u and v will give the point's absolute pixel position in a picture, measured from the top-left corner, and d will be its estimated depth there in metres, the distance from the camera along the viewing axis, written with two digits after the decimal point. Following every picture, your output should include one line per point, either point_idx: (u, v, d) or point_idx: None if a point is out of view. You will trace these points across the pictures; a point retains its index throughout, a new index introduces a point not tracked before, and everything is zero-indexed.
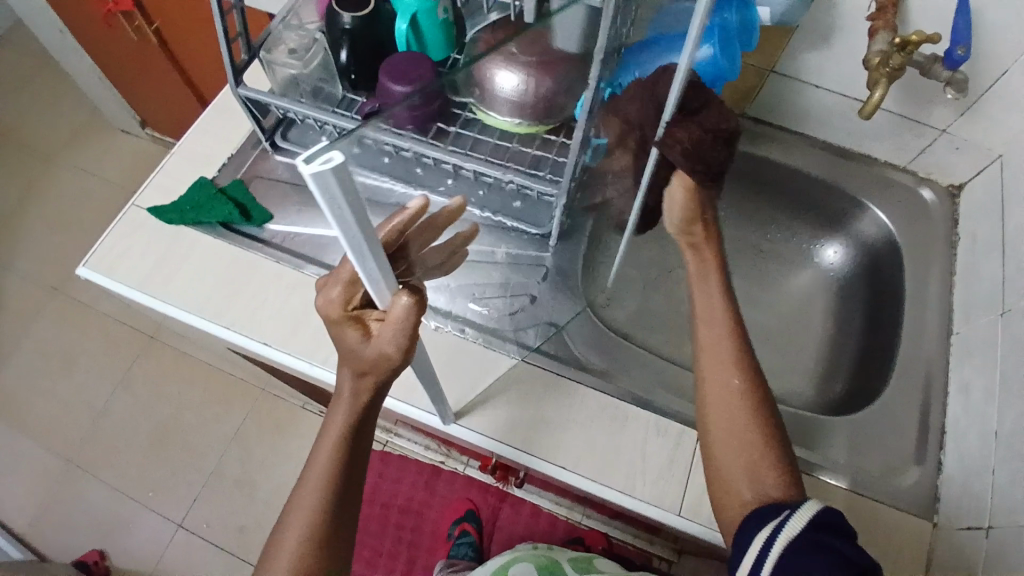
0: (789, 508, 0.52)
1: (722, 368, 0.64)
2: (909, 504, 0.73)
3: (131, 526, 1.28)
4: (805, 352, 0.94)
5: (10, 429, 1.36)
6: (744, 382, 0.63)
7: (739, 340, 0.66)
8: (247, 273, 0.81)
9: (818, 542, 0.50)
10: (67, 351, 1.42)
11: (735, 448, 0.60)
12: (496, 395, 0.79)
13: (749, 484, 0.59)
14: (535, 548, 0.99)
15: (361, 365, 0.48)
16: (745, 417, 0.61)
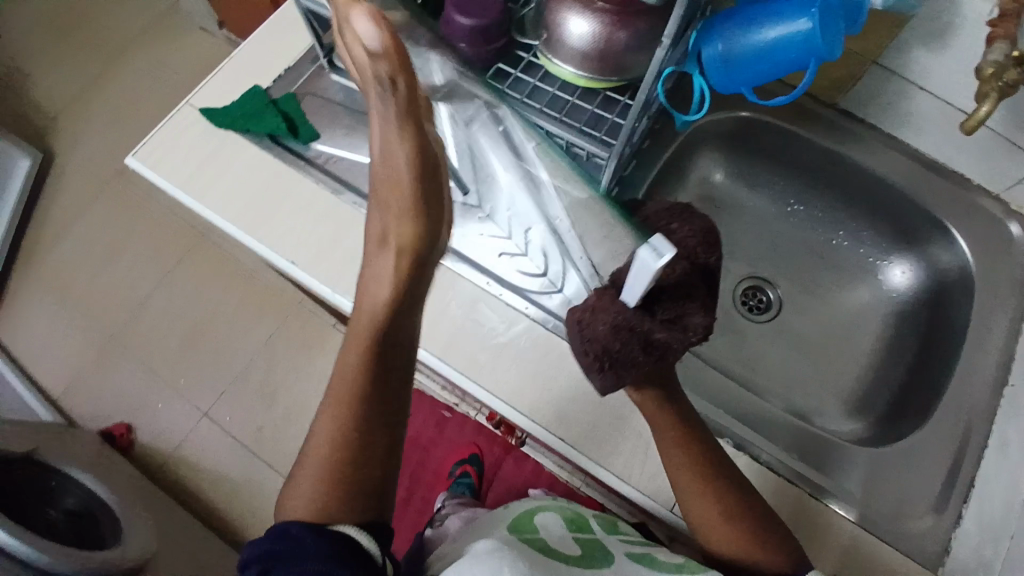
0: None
1: (701, 482, 0.63)
2: (913, 551, 0.71)
3: (160, 408, 1.35)
4: (845, 371, 0.89)
5: (64, 298, 1.44)
6: (705, 472, 0.63)
7: (692, 443, 0.64)
8: (285, 189, 0.81)
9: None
10: (121, 235, 1.47)
11: (729, 527, 0.62)
12: (510, 356, 0.76)
13: (766, 556, 0.61)
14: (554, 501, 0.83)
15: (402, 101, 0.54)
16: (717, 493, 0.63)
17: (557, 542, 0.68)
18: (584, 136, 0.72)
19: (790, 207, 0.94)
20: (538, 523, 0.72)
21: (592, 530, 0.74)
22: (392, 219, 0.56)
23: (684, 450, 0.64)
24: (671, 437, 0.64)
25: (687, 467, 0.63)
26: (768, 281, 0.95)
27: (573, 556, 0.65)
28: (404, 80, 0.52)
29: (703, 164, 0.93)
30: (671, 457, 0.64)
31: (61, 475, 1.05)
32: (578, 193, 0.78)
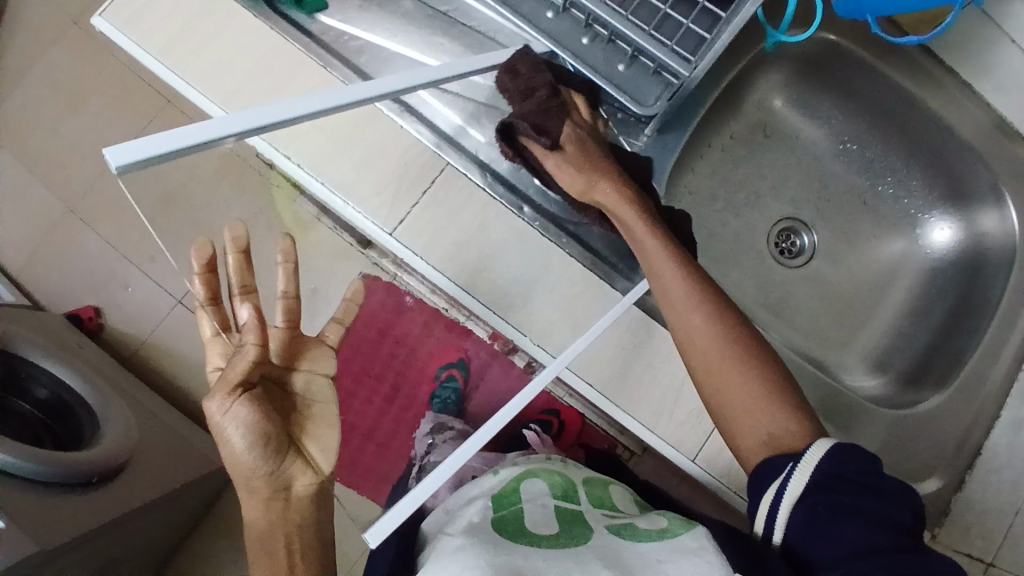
0: (793, 461, 0.52)
1: (722, 354, 0.59)
2: None
3: (127, 290, 1.23)
4: (870, 326, 0.86)
5: (18, 163, 1.29)
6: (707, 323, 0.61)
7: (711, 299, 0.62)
8: (289, 73, 0.69)
9: (826, 496, 0.49)
10: (78, 90, 1.27)
11: (747, 389, 0.58)
12: (548, 291, 0.70)
13: (769, 419, 0.57)
14: (546, 461, 0.79)
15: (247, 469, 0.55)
16: (715, 343, 0.60)
17: (535, 516, 0.64)
18: (658, 42, 0.64)
19: (842, 146, 0.87)
20: (523, 483, 0.71)
21: (584, 497, 0.70)
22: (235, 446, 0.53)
23: (711, 327, 0.61)
24: (670, 282, 0.63)
25: (733, 345, 0.60)
26: (805, 224, 0.89)
27: (547, 535, 0.60)
28: (252, 338, 0.51)
29: (764, 86, 0.86)
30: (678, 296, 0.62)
31: (29, 368, 1.01)
32: (634, 109, 0.69)
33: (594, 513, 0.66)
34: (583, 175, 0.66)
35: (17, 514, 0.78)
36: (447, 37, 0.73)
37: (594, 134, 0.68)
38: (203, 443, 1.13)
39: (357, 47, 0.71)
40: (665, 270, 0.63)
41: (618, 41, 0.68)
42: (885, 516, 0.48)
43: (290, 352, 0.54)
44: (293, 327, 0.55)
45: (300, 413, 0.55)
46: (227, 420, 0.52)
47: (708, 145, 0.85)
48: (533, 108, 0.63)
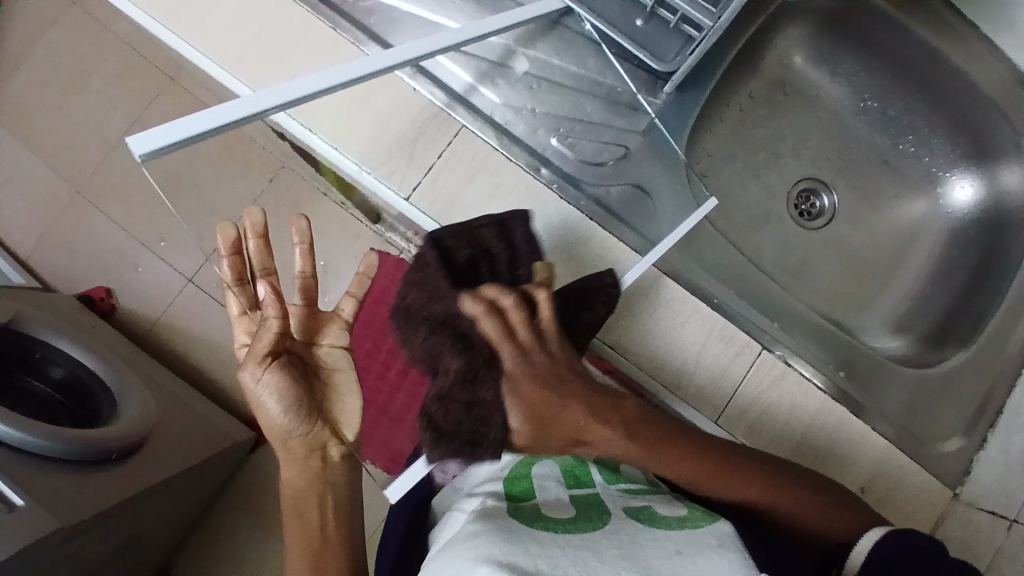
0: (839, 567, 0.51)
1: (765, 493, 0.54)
2: (937, 472, 0.72)
3: (138, 271, 1.23)
4: (893, 285, 0.84)
5: (20, 146, 1.27)
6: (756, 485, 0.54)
7: (728, 465, 0.54)
8: (299, 32, 0.67)
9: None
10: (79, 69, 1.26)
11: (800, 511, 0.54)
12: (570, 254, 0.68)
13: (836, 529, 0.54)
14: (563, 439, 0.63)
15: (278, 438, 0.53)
16: (767, 480, 0.55)
17: (550, 499, 0.55)
18: None
19: (863, 103, 0.85)
20: None
21: (598, 474, 0.60)
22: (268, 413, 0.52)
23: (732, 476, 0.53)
24: (699, 474, 0.53)
25: (756, 476, 0.54)
26: (827, 184, 0.86)
27: (561, 520, 0.51)
28: (274, 311, 0.50)
29: (784, 42, 0.84)
30: (710, 481, 0.53)
31: (45, 347, 1.01)
32: (654, 65, 0.68)
33: (611, 493, 0.57)
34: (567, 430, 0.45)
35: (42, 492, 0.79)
36: None
37: (552, 360, 0.45)
38: (219, 420, 1.13)
39: (367, 8, 0.68)
40: (656, 463, 0.51)
41: None
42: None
43: (309, 327, 0.52)
44: (311, 302, 0.52)
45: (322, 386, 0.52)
46: (261, 389, 0.51)
47: (727, 104, 0.83)
48: (455, 417, 0.41)
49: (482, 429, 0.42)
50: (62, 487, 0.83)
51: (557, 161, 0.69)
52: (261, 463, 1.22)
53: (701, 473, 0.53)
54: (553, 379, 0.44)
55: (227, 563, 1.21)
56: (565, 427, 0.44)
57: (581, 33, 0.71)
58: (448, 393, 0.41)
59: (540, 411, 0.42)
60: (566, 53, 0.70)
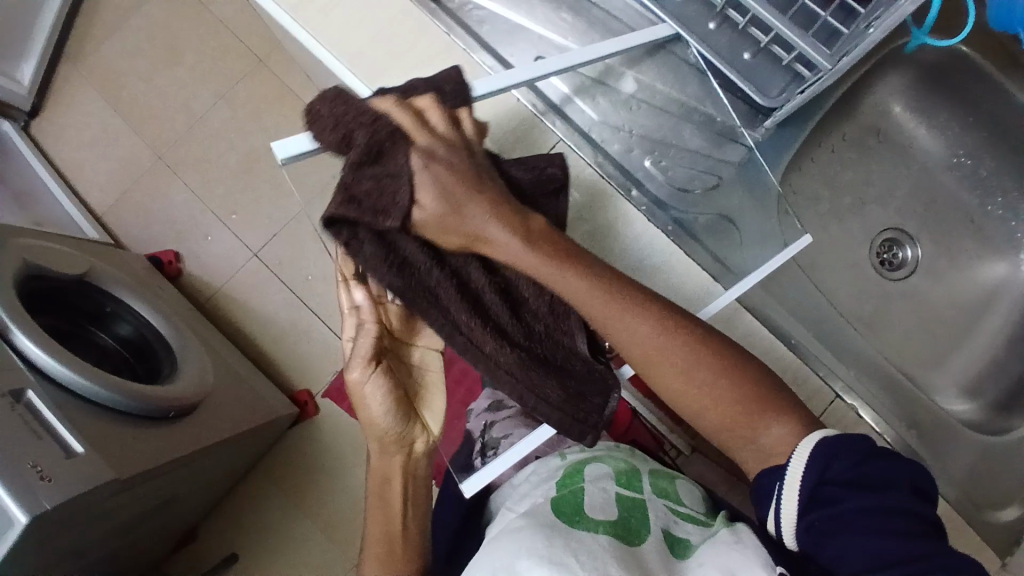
0: (780, 480, 0.46)
1: (651, 350, 0.49)
2: (982, 533, 0.72)
3: (208, 240, 1.27)
4: (968, 347, 0.82)
5: (108, 107, 1.33)
6: (684, 355, 0.49)
7: (663, 331, 0.49)
8: (417, 37, 0.70)
9: (825, 513, 0.43)
10: (174, 42, 1.31)
11: (701, 404, 0.49)
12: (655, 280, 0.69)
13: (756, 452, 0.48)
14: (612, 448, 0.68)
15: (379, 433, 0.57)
16: (695, 368, 0.49)
17: (593, 499, 0.54)
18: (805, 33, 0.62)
19: (955, 159, 0.84)
20: (589, 467, 0.60)
21: (648, 486, 0.60)
22: (372, 410, 0.55)
23: (621, 313, 0.49)
24: (620, 321, 0.49)
25: (658, 322, 0.49)
26: (909, 236, 0.86)
27: (606, 524, 0.50)
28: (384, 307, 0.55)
29: (882, 90, 0.83)
30: (624, 332, 0.49)
31: (116, 303, 1.05)
32: (758, 98, 0.68)
33: (656, 505, 0.56)
34: (460, 220, 0.46)
35: (100, 439, 0.82)
36: (571, 12, 0.72)
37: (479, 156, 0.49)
38: (268, 392, 1.16)
39: (479, 17, 0.72)
40: (572, 276, 0.48)
41: (752, 27, 0.68)
42: (892, 507, 0.42)
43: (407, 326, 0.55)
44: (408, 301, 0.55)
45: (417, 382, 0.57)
46: (367, 387, 0.54)
47: (817, 146, 0.83)
48: (370, 179, 0.42)
49: (388, 200, 0.43)
50: (119, 436, 0.86)
51: (648, 186, 0.71)
52: (299, 440, 1.23)
53: (608, 311, 0.49)
54: (466, 167, 0.46)
55: (251, 535, 1.22)
56: (468, 230, 0.46)
57: (686, 60, 0.70)
58: (337, 120, 0.43)
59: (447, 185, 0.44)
60: (671, 79, 0.70)
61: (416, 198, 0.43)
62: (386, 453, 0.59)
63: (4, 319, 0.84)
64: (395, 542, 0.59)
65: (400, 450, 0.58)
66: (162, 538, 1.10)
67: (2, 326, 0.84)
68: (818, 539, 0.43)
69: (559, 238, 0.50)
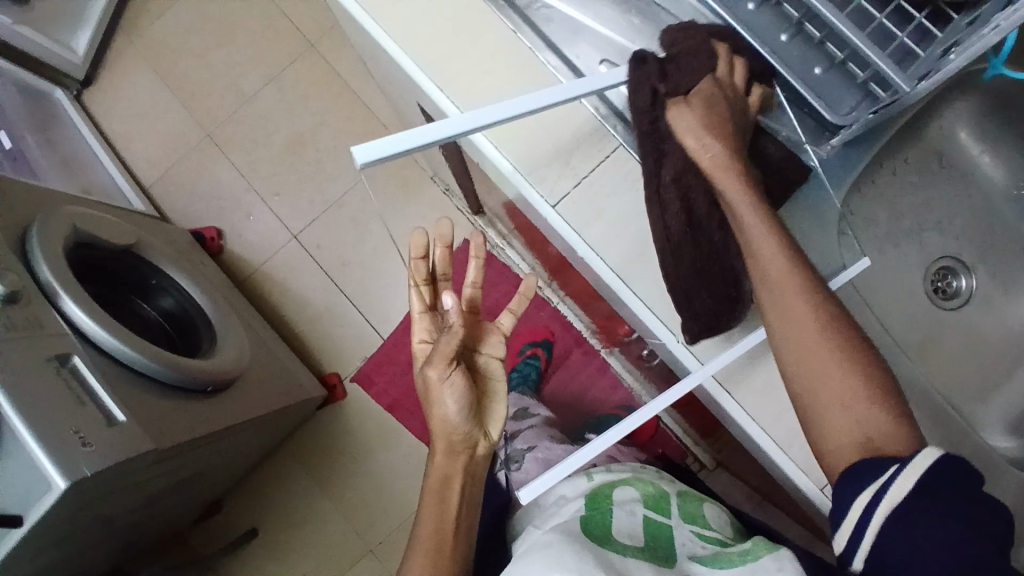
0: (898, 462, 0.46)
1: (790, 284, 0.56)
2: None
3: (249, 219, 1.29)
4: (1017, 382, 0.80)
5: (161, 82, 1.35)
6: (825, 328, 0.54)
7: (816, 303, 0.55)
8: (485, 33, 0.69)
9: (933, 505, 0.44)
10: (230, 21, 1.33)
11: (810, 352, 0.54)
12: None
13: (847, 431, 0.51)
14: (645, 467, 0.69)
15: (450, 434, 0.58)
16: (829, 342, 0.53)
17: (621, 525, 0.56)
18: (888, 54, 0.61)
19: (1015, 190, 0.82)
20: (616, 490, 0.62)
21: (675, 509, 0.61)
22: (446, 409, 0.56)
23: (790, 263, 0.56)
24: (773, 261, 0.57)
25: (808, 295, 0.55)
26: (965, 267, 0.84)
27: (635, 551, 0.53)
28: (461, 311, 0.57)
29: (946, 115, 0.82)
30: (773, 269, 0.56)
31: (161, 275, 1.07)
32: (828, 115, 0.66)
33: (684, 531, 0.58)
34: (704, 127, 0.58)
35: (137, 408, 0.83)
36: (640, 16, 0.71)
37: (740, 110, 0.61)
38: (299, 373, 1.17)
39: (547, 15, 0.71)
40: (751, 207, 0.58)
41: (828, 43, 0.66)
42: (988, 530, 0.44)
43: (475, 333, 0.60)
44: (474, 311, 0.61)
45: (482, 387, 0.60)
46: (446, 387, 0.56)
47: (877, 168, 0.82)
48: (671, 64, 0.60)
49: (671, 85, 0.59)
50: (155, 406, 0.87)
51: None
52: (327, 423, 1.24)
53: (770, 246, 0.57)
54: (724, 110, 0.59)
55: (273, 513, 1.23)
56: (704, 138, 0.58)
57: None
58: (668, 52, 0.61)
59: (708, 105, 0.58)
60: None
61: (690, 96, 0.58)
62: (451, 454, 0.58)
63: (53, 283, 0.85)
64: (447, 539, 0.55)
65: (464, 451, 0.59)
66: (188, 511, 1.12)
67: (53, 290, 0.85)
68: (901, 526, 0.45)
69: (769, 212, 0.59)
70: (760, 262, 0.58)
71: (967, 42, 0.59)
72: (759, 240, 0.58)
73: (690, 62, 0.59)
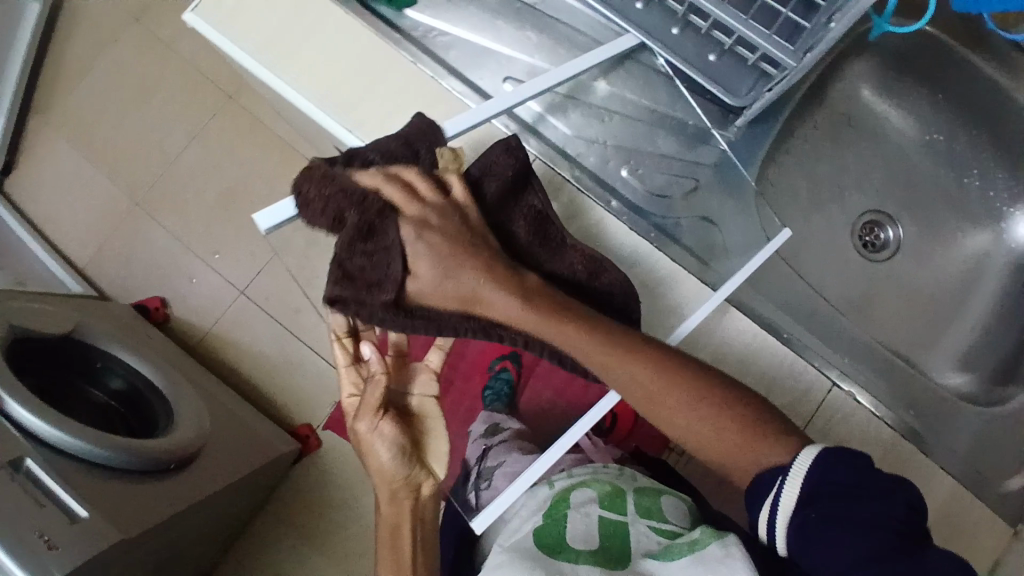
0: (782, 475, 0.48)
1: (628, 370, 0.52)
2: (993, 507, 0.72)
3: (192, 281, 1.26)
4: (955, 321, 0.82)
5: (81, 158, 1.32)
6: (671, 391, 0.52)
7: (655, 370, 0.52)
8: (382, 69, 0.67)
9: (824, 508, 0.45)
10: (142, 85, 1.30)
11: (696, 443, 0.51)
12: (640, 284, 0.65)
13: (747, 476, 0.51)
14: (607, 467, 0.69)
15: (389, 476, 0.61)
16: (688, 408, 0.51)
17: (577, 530, 0.58)
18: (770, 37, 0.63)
19: (928, 136, 0.85)
20: (574, 496, 0.62)
21: (631, 506, 0.62)
22: (382, 458, 0.60)
23: (619, 355, 0.52)
24: (606, 362, 0.52)
25: (646, 368, 0.52)
26: (891, 218, 0.86)
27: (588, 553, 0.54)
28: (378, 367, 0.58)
29: (849, 75, 0.85)
30: (613, 371, 0.52)
31: (106, 357, 1.05)
32: (727, 99, 0.69)
33: (640, 526, 0.59)
34: (454, 281, 0.49)
35: (104, 499, 0.82)
36: (536, 30, 0.72)
37: (457, 219, 0.52)
38: (266, 431, 1.15)
39: (446, 42, 0.70)
40: (552, 325, 0.52)
41: (714, 30, 0.68)
42: (887, 519, 0.44)
43: (404, 375, 0.60)
44: (401, 353, 0.59)
45: (418, 429, 0.61)
46: (375, 437, 0.59)
47: (792, 137, 0.84)
48: (364, 256, 0.47)
49: (382, 272, 0.48)
50: (121, 495, 0.85)
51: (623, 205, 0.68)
52: (304, 474, 1.22)
53: (600, 347, 0.52)
54: (461, 237, 0.50)
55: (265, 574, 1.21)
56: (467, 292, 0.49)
57: (655, 67, 0.71)
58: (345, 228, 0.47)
59: (445, 262, 0.49)
60: (643, 90, 0.70)
61: (409, 265, 0.48)
62: (397, 493, 0.63)
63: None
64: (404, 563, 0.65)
65: (409, 489, 0.62)
66: None
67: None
68: (803, 530, 0.46)
69: (569, 305, 0.54)
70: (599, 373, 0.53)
71: (840, 12, 0.61)
72: (588, 349, 0.52)
73: (378, 234, 0.48)
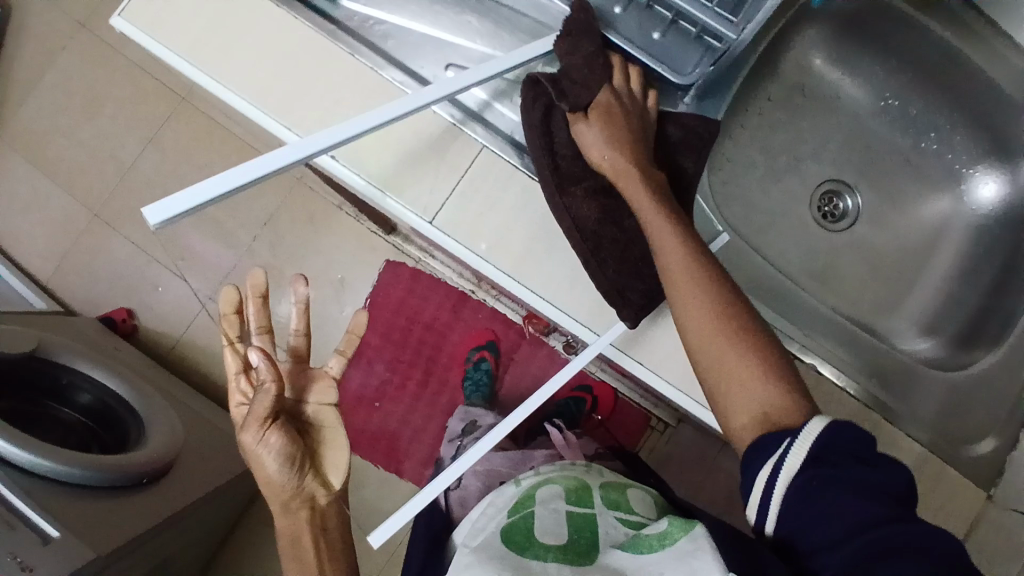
0: (790, 436, 0.44)
1: (685, 266, 0.53)
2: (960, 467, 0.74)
3: (158, 290, 1.25)
4: (916, 285, 0.82)
5: (35, 172, 1.29)
6: (724, 309, 0.51)
7: (724, 293, 0.52)
8: (319, 64, 0.66)
9: (825, 473, 0.42)
10: (92, 93, 1.27)
11: (707, 325, 0.50)
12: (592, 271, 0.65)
13: (746, 409, 0.47)
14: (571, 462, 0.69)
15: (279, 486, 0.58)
16: (731, 327, 0.50)
17: (544, 525, 0.58)
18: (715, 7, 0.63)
19: (884, 103, 0.85)
20: (540, 490, 0.63)
21: (598, 500, 0.62)
22: (270, 468, 0.56)
23: (691, 259, 0.54)
24: (675, 249, 0.55)
25: (715, 287, 0.52)
26: (849, 187, 0.86)
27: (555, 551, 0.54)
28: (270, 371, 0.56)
29: (801, 44, 0.84)
30: (673, 256, 0.55)
31: (70, 374, 1.02)
32: (672, 76, 0.66)
33: (609, 519, 0.59)
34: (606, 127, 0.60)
35: (77, 517, 0.81)
36: (476, 15, 0.70)
37: (634, 111, 0.62)
38: None
39: (383, 31, 0.68)
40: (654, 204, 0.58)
41: (656, 6, 0.67)
42: (885, 489, 0.41)
43: (299, 382, 0.61)
44: (299, 358, 0.61)
45: (313, 438, 0.61)
46: (262, 448, 0.55)
47: (746, 110, 0.83)
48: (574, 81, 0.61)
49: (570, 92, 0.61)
50: (95, 512, 0.84)
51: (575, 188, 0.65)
52: None
53: (673, 241, 0.55)
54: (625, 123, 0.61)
55: None
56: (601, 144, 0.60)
57: None
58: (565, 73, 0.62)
59: (612, 134, 0.60)
60: None
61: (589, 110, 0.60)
62: (289, 509, 0.59)
63: None
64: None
65: (302, 503, 0.59)
66: None
67: None
68: (803, 497, 0.42)
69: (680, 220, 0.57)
70: (662, 252, 0.55)
71: None
72: (663, 233, 0.56)
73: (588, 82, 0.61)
